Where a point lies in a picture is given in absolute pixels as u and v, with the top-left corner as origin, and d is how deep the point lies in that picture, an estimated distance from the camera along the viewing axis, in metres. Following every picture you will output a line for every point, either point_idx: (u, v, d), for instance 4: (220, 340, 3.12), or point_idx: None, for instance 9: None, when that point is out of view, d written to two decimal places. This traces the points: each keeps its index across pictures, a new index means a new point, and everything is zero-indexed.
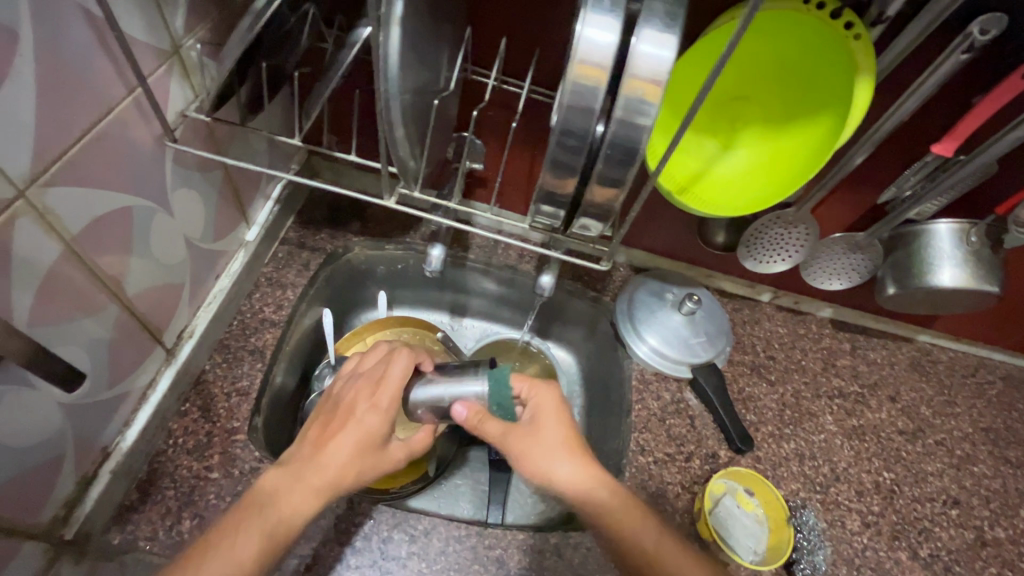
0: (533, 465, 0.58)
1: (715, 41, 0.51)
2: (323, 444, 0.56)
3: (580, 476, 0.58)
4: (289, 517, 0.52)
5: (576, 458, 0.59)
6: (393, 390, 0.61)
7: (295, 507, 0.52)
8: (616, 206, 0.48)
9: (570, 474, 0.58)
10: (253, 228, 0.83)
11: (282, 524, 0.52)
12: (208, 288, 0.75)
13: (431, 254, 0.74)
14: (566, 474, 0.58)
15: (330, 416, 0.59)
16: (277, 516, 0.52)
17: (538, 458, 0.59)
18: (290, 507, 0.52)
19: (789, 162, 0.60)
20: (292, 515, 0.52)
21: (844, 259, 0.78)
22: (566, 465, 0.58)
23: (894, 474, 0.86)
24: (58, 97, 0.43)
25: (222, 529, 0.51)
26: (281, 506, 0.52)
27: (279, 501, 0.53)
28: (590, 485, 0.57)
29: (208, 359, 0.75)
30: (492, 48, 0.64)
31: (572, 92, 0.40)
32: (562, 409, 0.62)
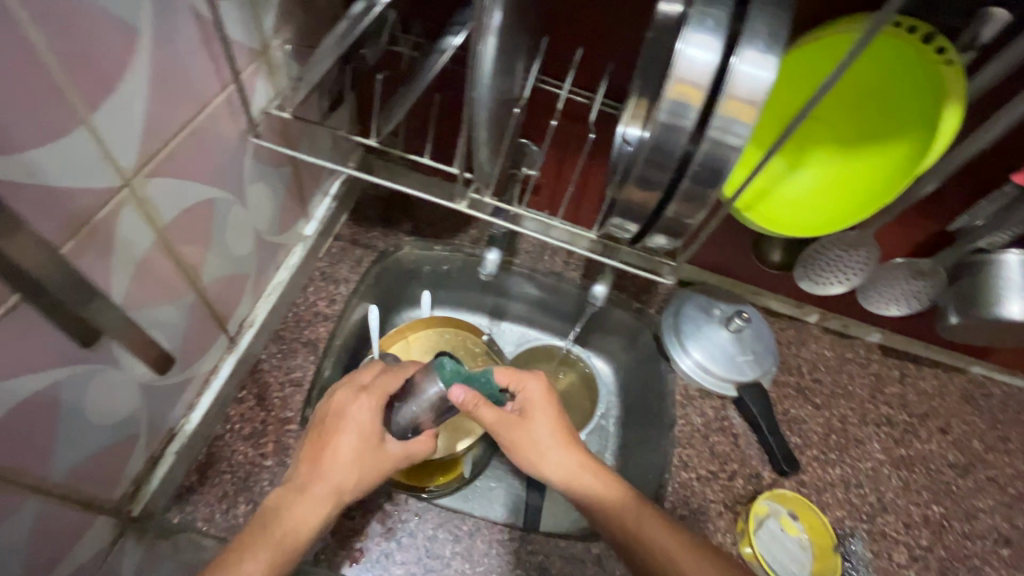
0: (522, 454, 0.62)
1: (828, 46, 0.51)
2: (319, 459, 0.57)
3: (566, 465, 0.62)
4: (298, 530, 0.53)
5: (563, 446, 0.63)
6: (377, 397, 0.61)
7: (300, 521, 0.54)
8: (694, 221, 0.48)
9: (558, 461, 0.62)
10: (312, 223, 0.85)
11: (292, 537, 0.53)
12: (269, 280, 0.77)
13: (487, 258, 0.76)
14: (555, 460, 0.62)
15: (319, 428, 0.59)
16: (288, 531, 0.53)
17: (527, 448, 0.63)
18: (297, 521, 0.53)
19: (860, 186, 0.58)
20: (303, 529, 0.53)
21: (905, 285, 0.76)
22: (557, 453, 0.62)
23: (943, 508, 0.84)
24: (167, 93, 0.45)
25: (241, 541, 0.52)
26: (291, 521, 0.53)
27: (288, 516, 0.54)
28: (575, 474, 0.62)
29: (264, 349, 0.77)
30: (562, 57, 0.65)
31: (666, 109, 0.40)
32: (551, 400, 0.64)
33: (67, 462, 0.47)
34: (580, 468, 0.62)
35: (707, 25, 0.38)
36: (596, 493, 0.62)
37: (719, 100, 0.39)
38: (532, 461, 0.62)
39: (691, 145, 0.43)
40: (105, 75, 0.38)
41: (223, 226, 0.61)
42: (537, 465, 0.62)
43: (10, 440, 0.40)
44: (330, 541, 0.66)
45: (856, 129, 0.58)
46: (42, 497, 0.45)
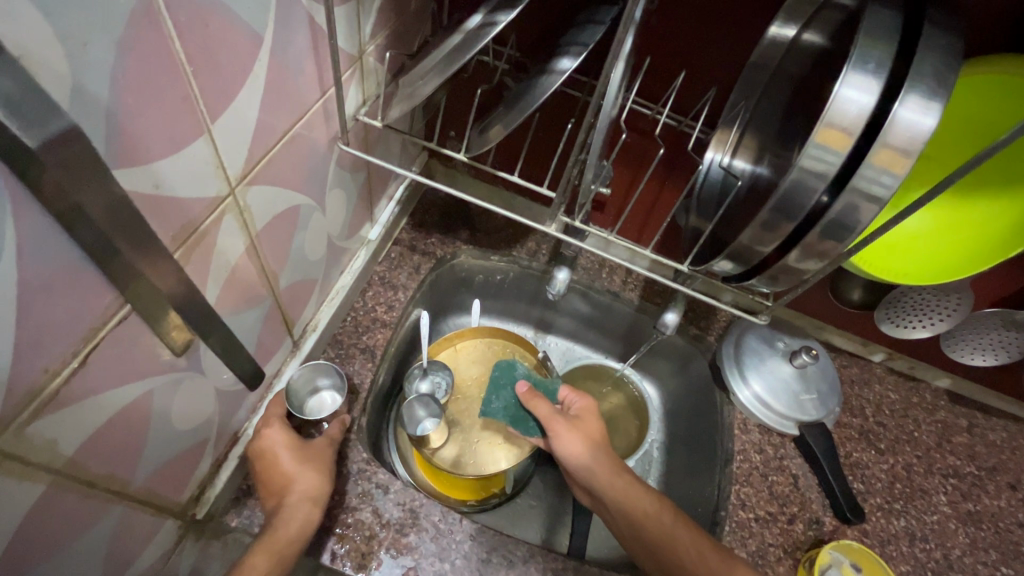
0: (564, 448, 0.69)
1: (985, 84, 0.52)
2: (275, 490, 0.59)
3: (601, 470, 0.68)
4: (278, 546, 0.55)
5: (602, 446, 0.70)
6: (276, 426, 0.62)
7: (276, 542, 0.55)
8: (809, 266, 0.45)
9: (597, 459, 0.69)
10: (375, 228, 0.84)
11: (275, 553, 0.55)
12: (332, 284, 0.76)
13: (557, 277, 0.73)
14: (593, 457, 0.69)
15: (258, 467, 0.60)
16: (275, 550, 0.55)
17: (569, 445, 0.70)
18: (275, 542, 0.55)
19: (976, 237, 0.55)
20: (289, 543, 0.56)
21: (993, 335, 0.72)
22: (595, 451, 0.69)
23: (1013, 570, 0.79)
24: (276, 100, 0.43)
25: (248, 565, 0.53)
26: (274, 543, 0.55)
27: (280, 534, 0.56)
28: (607, 478, 0.67)
29: (322, 352, 0.77)
30: (657, 78, 0.62)
31: (811, 152, 0.39)
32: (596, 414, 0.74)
33: (148, 467, 0.47)
34: (616, 468, 0.68)
35: (868, 67, 0.37)
36: (628, 494, 0.66)
37: (871, 147, 0.37)
38: (575, 456, 0.69)
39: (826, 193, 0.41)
40: (228, 84, 0.37)
41: (303, 232, 0.60)
42: (578, 459, 0.69)
43: (104, 447, 0.39)
44: (384, 557, 0.65)
45: (980, 174, 0.55)
46: (125, 501, 0.45)
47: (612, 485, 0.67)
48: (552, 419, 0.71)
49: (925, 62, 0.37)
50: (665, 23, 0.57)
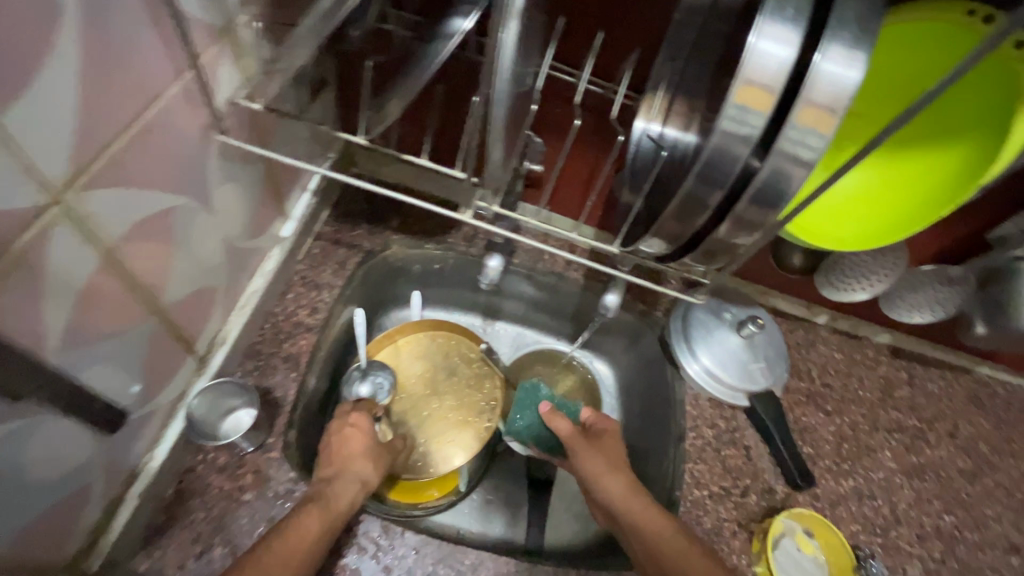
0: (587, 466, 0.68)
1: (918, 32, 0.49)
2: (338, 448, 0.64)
3: (621, 491, 0.65)
4: (342, 504, 0.59)
5: (622, 468, 0.67)
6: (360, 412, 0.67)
7: (347, 492, 0.60)
8: (741, 241, 0.42)
9: (615, 481, 0.66)
10: (288, 223, 0.76)
11: (338, 509, 0.58)
12: (241, 289, 0.69)
13: (488, 266, 0.68)
14: (613, 478, 0.66)
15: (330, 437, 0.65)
16: (336, 505, 0.58)
17: (591, 462, 0.68)
18: (344, 491, 0.60)
19: (912, 195, 0.53)
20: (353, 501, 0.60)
21: (931, 292, 0.72)
22: (614, 471, 0.66)
23: (955, 517, 0.82)
24: (101, 88, 0.36)
25: None
26: (340, 496, 0.59)
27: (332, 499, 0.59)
28: (624, 498, 0.64)
29: (238, 366, 0.69)
30: (576, 42, 0.57)
31: (731, 114, 0.34)
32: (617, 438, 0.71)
33: None
34: (636, 492, 0.65)
35: (787, 13, 0.33)
36: (648, 517, 0.62)
37: (794, 105, 0.33)
38: (595, 475, 0.67)
39: (757, 158, 0.37)
40: None
41: (188, 238, 0.52)
42: (599, 479, 0.66)
43: None
44: None
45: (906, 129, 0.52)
46: None
47: (628, 505, 0.63)
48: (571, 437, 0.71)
49: (852, 5, 0.33)
50: None
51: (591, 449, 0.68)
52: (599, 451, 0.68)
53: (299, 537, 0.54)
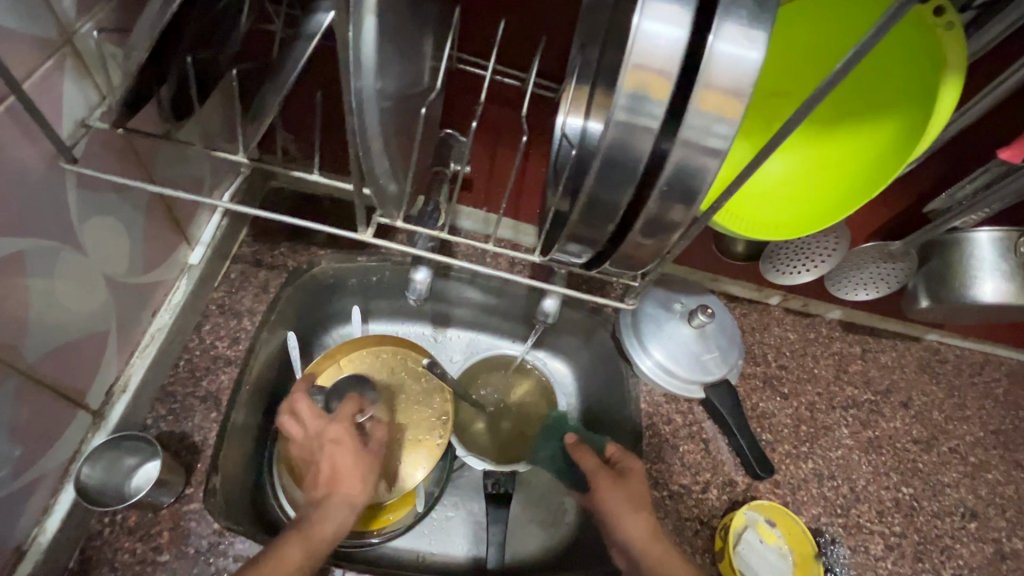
0: (610, 507, 0.64)
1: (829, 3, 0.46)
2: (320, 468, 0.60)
3: (644, 536, 0.62)
4: (325, 529, 0.56)
5: (644, 509, 0.64)
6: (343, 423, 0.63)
7: (331, 516, 0.57)
8: (659, 245, 0.38)
9: (638, 525, 0.63)
10: (197, 249, 0.69)
11: (321, 535, 0.56)
12: (143, 329, 0.62)
13: (416, 278, 0.63)
14: (635, 521, 0.63)
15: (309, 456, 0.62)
16: (320, 534, 0.55)
17: (614, 504, 0.64)
18: (329, 514, 0.57)
19: (844, 175, 0.50)
20: (339, 524, 0.57)
21: (874, 269, 0.71)
22: (637, 513, 0.63)
23: (913, 489, 0.82)
24: None
25: None
26: (327, 520, 0.57)
27: (320, 521, 0.57)
28: (646, 544, 0.62)
29: (148, 412, 0.63)
30: (482, 32, 0.52)
31: (624, 107, 0.29)
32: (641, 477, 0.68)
33: None
34: (656, 537, 0.62)
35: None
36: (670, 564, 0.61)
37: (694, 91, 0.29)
38: (619, 517, 0.64)
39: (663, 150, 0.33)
40: None
41: (50, 285, 0.46)
42: (621, 521, 0.63)
43: None
44: None
45: (826, 100, 0.49)
46: None
47: (649, 552, 0.62)
48: (598, 475, 0.66)
49: None
50: None
51: (615, 489, 0.65)
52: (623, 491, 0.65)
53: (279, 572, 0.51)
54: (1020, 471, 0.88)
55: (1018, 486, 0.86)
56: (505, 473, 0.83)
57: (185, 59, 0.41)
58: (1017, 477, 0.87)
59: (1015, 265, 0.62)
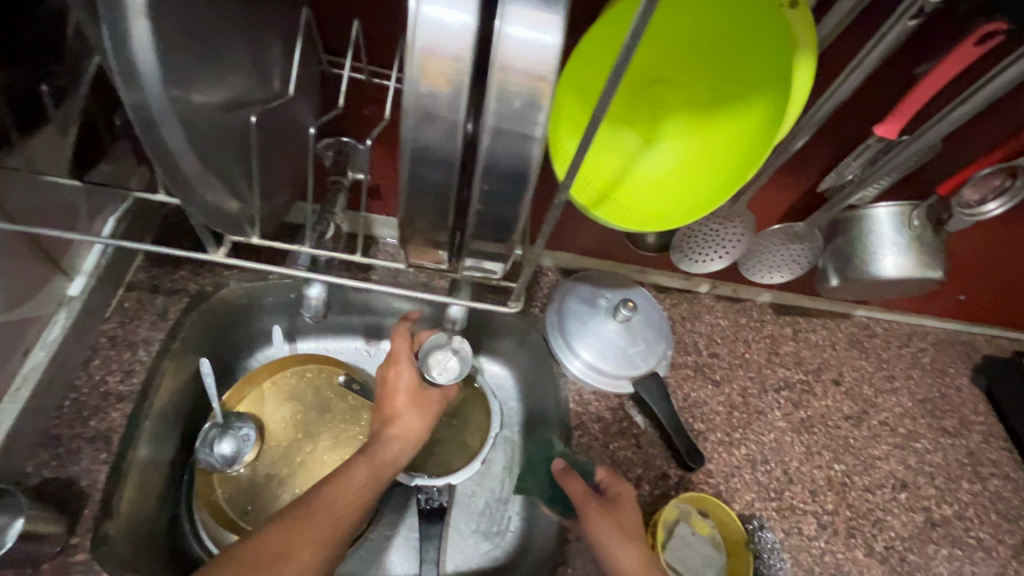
0: (601, 539, 0.60)
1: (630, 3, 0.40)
2: (386, 403, 0.65)
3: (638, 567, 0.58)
4: (388, 455, 0.61)
5: (636, 541, 0.60)
6: (408, 364, 0.66)
7: (395, 442, 0.62)
8: (509, 246, 0.36)
9: (635, 556, 0.59)
10: (78, 279, 0.65)
11: (385, 460, 0.61)
12: (13, 371, 0.58)
13: (310, 294, 0.61)
14: (626, 553, 0.59)
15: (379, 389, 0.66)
16: (384, 460, 0.60)
17: (605, 535, 0.60)
18: (395, 441, 0.62)
19: (719, 157, 0.49)
20: (398, 453, 0.62)
21: (784, 251, 0.70)
22: (628, 543, 0.59)
23: (844, 465, 0.83)
24: None
25: None
26: (393, 447, 0.62)
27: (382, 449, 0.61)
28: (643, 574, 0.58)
29: (28, 459, 0.58)
30: (346, 31, 0.49)
31: (423, 97, 0.29)
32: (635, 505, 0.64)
33: None
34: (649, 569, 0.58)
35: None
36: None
37: (492, 75, 0.28)
38: (608, 547, 0.59)
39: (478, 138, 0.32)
40: None
41: None
42: (610, 552, 0.59)
43: None
44: None
45: (650, 73, 0.50)
46: None
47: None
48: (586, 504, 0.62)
49: None
50: None
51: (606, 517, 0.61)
52: (616, 526, 0.61)
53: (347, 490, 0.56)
54: (947, 438, 0.90)
55: (945, 452, 0.88)
56: (437, 487, 0.81)
57: None
58: (944, 444, 0.89)
59: (911, 238, 0.63)
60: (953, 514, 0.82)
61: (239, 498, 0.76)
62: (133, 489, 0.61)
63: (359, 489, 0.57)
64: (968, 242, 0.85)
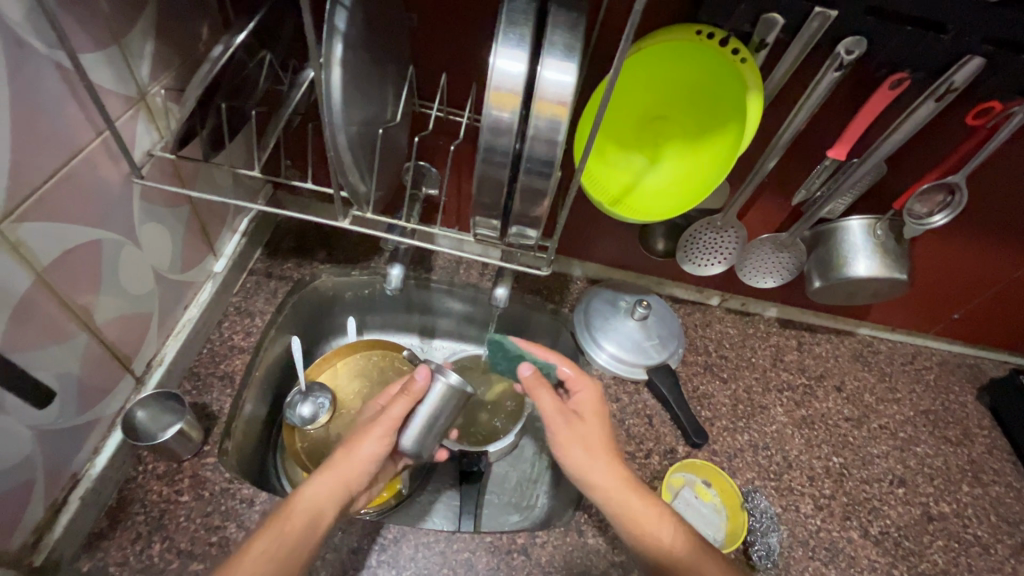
0: (573, 453, 0.67)
1: None
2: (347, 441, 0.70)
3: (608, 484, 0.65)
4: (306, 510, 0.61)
5: (609, 454, 0.68)
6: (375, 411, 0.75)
7: (317, 494, 0.63)
8: (543, 214, 0.54)
9: (603, 471, 0.66)
10: (221, 260, 0.86)
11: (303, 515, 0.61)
12: (177, 318, 0.78)
13: (391, 274, 0.81)
14: (603, 466, 0.66)
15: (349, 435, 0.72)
16: (295, 512, 0.61)
17: (578, 451, 0.67)
18: (313, 496, 0.62)
19: (705, 170, 0.66)
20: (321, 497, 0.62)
21: (773, 258, 0.85)
22: (600, 460, 0.66)
23: (843, 458, 0.91)
24: (30, 146, 0.48)
25: None
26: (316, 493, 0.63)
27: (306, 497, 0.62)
28: (618, 489, 0.65)
29: (177, 386, 0.78)
30: (435, 83, 0.71)
31: (492, 114, 0.47)
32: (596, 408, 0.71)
33: None
34: (626, 487, 0.66)
35: (513, 37, 0.46)
36: (628, 502, 0.65)
37: (534, 102, 0.47)
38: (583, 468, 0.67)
39: (523, 147, 0.51)
40: None
41: (116, 268, 0.62)
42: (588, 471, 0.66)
43: None
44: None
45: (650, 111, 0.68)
46: None
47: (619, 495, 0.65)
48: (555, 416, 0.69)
49: (560, 34, 0.46)
50: (422, 31, 0.66)
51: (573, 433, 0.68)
52: (577, 437, 0.68)
53: (251, 555, 0.57)
54: (949, 445, 0.96)
55: (946, 457, 0.94)
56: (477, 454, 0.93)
57: (217, 104, 0.60)
58: (946, 450, 0.95)
59: (877, 245, 0.76)
60: (951, 511, 0.88)
61: (315, 453, 0.87)
62: (239, 432, 0.78)
63: (270, 547, 0.58)
64: (953, 266, 0.95)
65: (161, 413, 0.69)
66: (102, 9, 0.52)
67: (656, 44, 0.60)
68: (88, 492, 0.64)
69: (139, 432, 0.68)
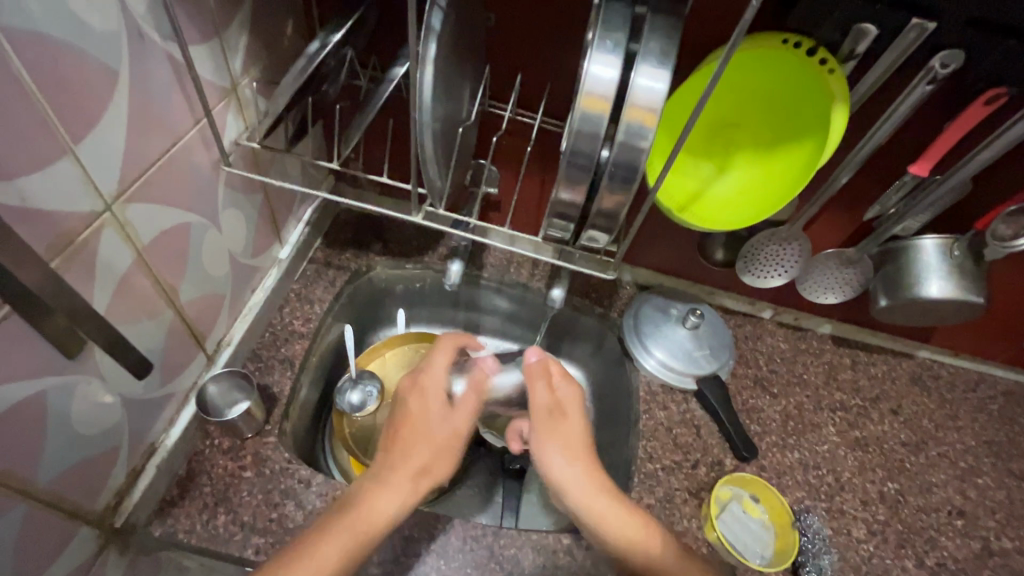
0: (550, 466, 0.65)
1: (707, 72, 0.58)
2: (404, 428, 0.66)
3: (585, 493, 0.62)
4: (376, 519, 0.58)
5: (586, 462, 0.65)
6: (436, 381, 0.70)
7: (386, 499, 0.59)
8: (618, 217, 0.54)
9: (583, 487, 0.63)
10: (286, 247, 0.90)
11: (371, 523, 0.58)
12: (245, 301, 0.81)
13: (451, 269, 0.82)
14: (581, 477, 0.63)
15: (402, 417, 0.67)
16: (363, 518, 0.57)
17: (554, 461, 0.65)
18: (379, 503, 0.59)
19: (778, 183, 0.66)
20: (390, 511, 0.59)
21: (838, 274, 0.83)
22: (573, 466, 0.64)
23: (898, 484, 0.88)
24: (140, 130, 0.51)
25: None
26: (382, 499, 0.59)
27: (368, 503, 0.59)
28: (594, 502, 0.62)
29: (241, 367, 0.81)
30: (507, 83, 0.72)
31: (581, 118, 0.48)
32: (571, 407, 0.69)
33: (54, 469, 0.52)
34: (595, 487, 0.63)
35: (608, 43, 0.46)
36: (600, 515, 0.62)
37: (624, 108, 0.47)
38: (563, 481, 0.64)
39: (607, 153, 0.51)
40: (86, 110, 0.45)
41: (199, 249, 0.65)
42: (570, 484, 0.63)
43: None
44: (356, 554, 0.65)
45: (726, 119, 0.67)
46: (30, 500, 0.51)
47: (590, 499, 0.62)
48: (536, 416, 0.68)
49: (655, 40, 0.47)
50: (499, 32, 0.67)
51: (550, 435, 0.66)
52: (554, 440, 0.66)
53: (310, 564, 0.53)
54: (1013, 479, 0.92)
55: (1010, 492, 0.90)
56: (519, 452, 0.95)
57: (306, 99, 0.64)
58: (1009, 484, 0.91)
59: (952, 266, 0.73)
60: (1014, 548, 0.85)
61: (363, 439, 0.89)
62: (295, 415, 0.81)
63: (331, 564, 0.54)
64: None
65: (228, 392, 0.72)
66: (208, 3, 0.55)
67: (740, 52, 0.60)
68: (162, 462, 0.67)
69: (209, 406, 0.71)
